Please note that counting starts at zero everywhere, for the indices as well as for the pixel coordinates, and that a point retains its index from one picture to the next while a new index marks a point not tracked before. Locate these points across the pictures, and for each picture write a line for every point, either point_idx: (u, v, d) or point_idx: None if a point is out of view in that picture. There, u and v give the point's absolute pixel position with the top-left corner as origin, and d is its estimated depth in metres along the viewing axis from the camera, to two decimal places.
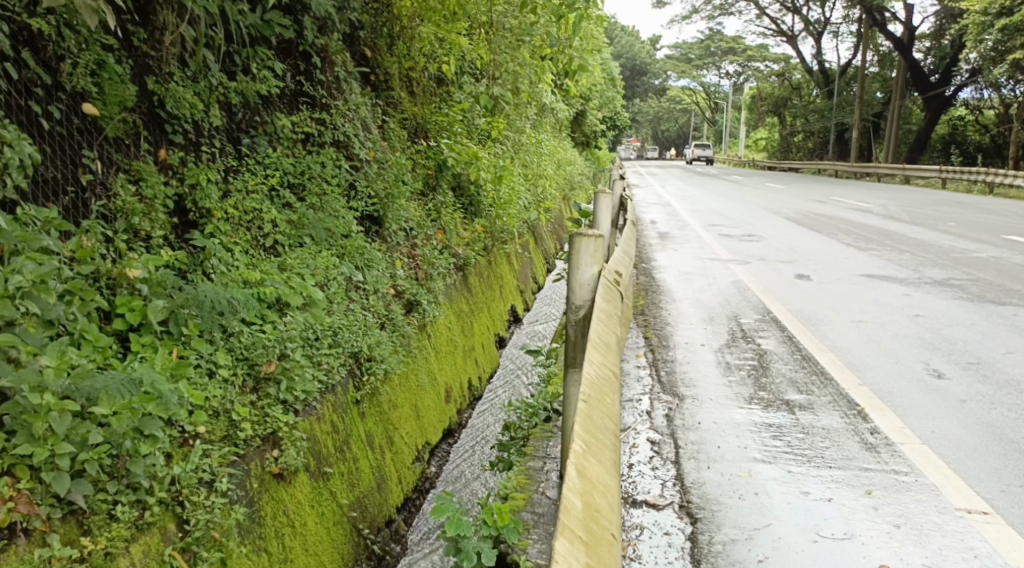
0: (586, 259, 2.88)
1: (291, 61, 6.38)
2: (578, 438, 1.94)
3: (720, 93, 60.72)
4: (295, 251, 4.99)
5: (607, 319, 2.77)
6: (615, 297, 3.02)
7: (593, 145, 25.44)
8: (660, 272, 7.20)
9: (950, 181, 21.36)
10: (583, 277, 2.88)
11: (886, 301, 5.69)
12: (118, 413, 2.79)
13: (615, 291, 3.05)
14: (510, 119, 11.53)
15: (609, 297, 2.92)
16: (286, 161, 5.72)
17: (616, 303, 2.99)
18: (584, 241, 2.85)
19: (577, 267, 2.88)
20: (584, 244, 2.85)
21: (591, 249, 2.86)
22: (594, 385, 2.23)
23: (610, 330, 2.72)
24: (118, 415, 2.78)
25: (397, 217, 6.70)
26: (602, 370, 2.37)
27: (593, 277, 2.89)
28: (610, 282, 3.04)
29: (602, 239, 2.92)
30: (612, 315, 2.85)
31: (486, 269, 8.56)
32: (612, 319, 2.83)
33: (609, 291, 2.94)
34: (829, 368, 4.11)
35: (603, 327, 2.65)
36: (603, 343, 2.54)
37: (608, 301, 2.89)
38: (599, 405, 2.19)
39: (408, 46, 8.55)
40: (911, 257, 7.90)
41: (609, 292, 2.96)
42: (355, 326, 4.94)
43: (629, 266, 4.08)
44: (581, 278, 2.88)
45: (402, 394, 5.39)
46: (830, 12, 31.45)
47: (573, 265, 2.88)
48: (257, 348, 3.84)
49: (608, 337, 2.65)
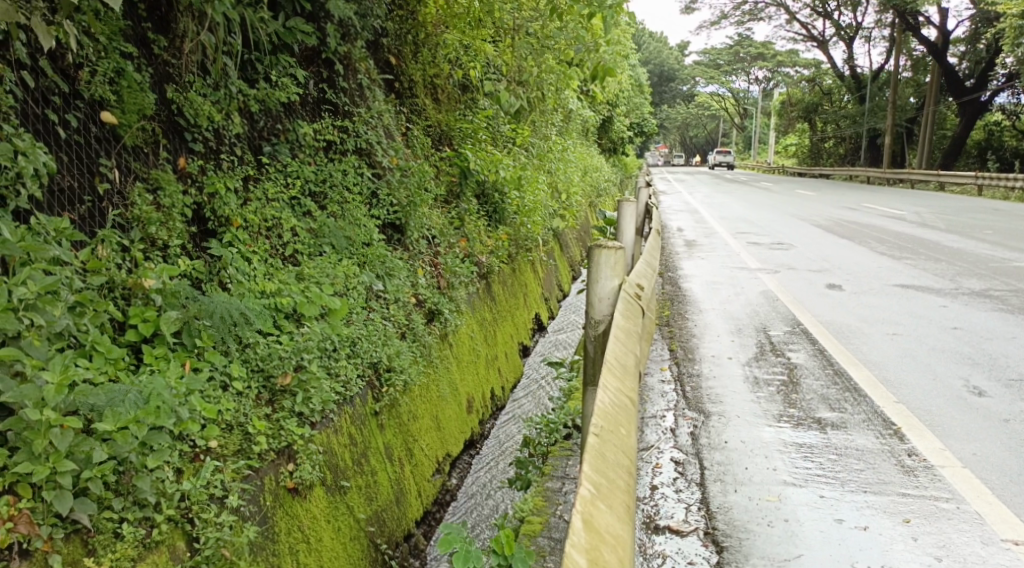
0: (604, 271, 2.78)
1: (314, 69, 6.36)
2: (586, 483, 1.76)
3: (749, 99, 60.16)
4: (315, 260, 4.94)
5: (629, 336, 2.64)
6: (638, 313, 2.89)
7: (620, 152, 25.31)
8: (686, 281, 7.06)
9: (986, 188, 20.87)
10: (602, 290, 2.77)
11: (923, 313, 5.50)
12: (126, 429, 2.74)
13: (637, 305, 2.93)
14: (535, 126, 11.45)
15: (630, 312, 2.80)
16: (308, 169, 5.68)
17: (639, 320, 2.86)
18: (602, 252, 2.75)
19: (595, 280, 2.77)
20: (602, 255, 2.75)
21: (610, 261, 2.75)
22: (607, 421, 2.05)
23: (631, 348, 2.59)
24: (123, 432, 2.73)
25: (418, 225, 6.64)
26: (619, 397, 2.22)
27: (613, 290, 2.78)
28: (633, 297, 2.92)
29: (624, 250, 2.81)
30: (634, 331, 2.72)
31: (510, 277, 8.47)
32: (634, 335, 2.70)
33: (631, 306, 2.82)
34: (863, 385, 3.94)
35: (623, 346, 2.52)
36: (622, 364, 2.40)
37: (630, 317, 2.75)
38: (613, 439, 2.02)
39: (433, 53, 8.59)
40: (948, 266, 7.66)
41: (631, 308, 2.84)
42: (374, 336, 4.88)
43: (654, 276, 3.95)
44: (601, 291, 2.77)
45: (422, 404, 5.30)
46: (862, 16, 30.97)
47: (592, 278, 2.78)
48: (273, 359, 3.78)
49: (629, 356, 2.51)
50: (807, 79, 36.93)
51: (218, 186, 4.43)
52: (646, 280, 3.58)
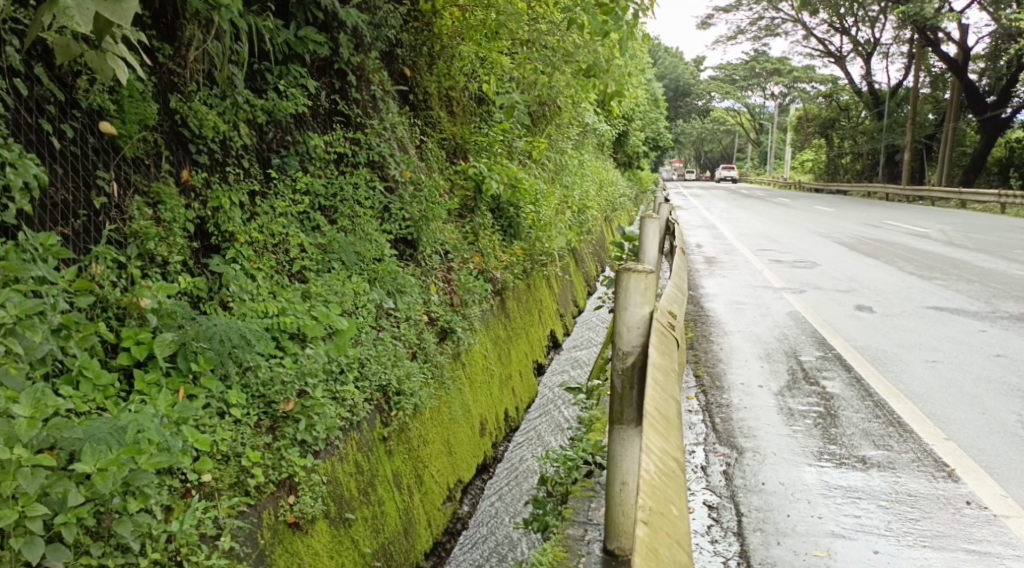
0: (633, 297, 2.54)
1: (326, 79, 6.20)
2: None
3: (765, 114, 59.85)
4: (323, 278, 4.73)
5: (664, 375, 2.40)
6: (671, 343, 2.65)
7: (635, 166, 25.17)
8: (708, 300, 6.81)
9: (1009, 206, 20.47)
10: (631, 317, 2.53)
11: (961, 338, 5.23)
12: (106, 468, 2.51)
13: (669, 335, 2.69)
14: (551, 139, 11.27)
15: (663, 342, 2.57)
16: (318, 182, 5.51)
17: (672, 351, 2.62)
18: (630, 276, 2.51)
19: (623, 307, 2.54)
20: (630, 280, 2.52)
21: (641, 286, 2.53)
22: (655, 506, 1.80)
23: (669, 391, 2.35)
24: (102, 473, 2.50)
25: (431, 240, 6.44)
26: (664, 459, 1.99)
27: (643, 318, 2.54)
28: (665, 325, 2.68)
29: (655, 274, 2.58)
30: (669, 367, 2.49)
31: (525, 294, 8.26)
32: (669, 372, 2.46)
33: (663, 337, 2.58)
34: (907, 419, 3.67)
35: (660, 389, 2.28)
36: (662, 414, 2.17)
37: (664, 351, 2.52)
38: (663, 525, 1.79)
39: (448, 65, 8.41)
40: (982, 288, 7.37)
41: (663, 338, 2.60)
42: (383, 357, 4.66)
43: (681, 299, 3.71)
44: (630, 319, 2.54)
45: (433, 428, 5.08)
46: (881, 32, 30.67)
47: (619, 305, 2.55)
48: (275, 384, 3.58)
49: (667, 399, 2.28)
50: (824, 94, 36.65)
51: (224, 200, 4.25)
52: (675, 304, 3.34)
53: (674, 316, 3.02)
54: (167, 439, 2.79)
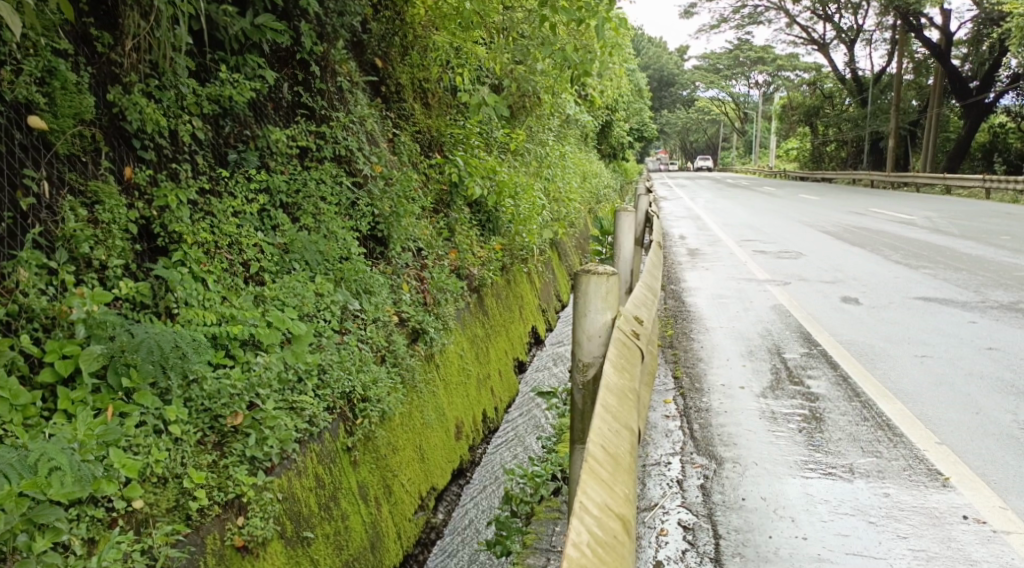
0: (594, 302, 2.35)
1: (288, 71, 5.94)
2: None
3: (750, 103, 59.74)
4: (282, 279, 4.48)
5: (621, 395, 2.19)
6: (635, 356, 2.44)
7: (619, 157, 24.95)
8: (690, 294, 6.61)
9: (993, 191, 20.39)
10: (592, 326, 2.34)
11: (951, 330, 5.03)
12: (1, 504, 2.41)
13: (635, 346, 2.49)
14: (532, 131, 11.01)
15: (625, 356, 2.36)
16: (280, 178, 5.25)
17: (636, 365, 2.41)
18: (591, 278, 2.31)
19: (583, 313, 2.34)
20: (590, 284, 2.32)
21: (601, 290, 2.32)
22: None
23: (623, 423, 2.09)
24: None
25: (402, 237, 6.18)
26: (603, 517, 1.69)
27: (604, 326, 2.35)
28: (629, 337, 2.47)
29: (618, 278, 2.38)
30: (630, 386, 2.28)
31: (504, 290, 8.02)
32: (629, 392, 2.25)
33: (626, 351, 2.37)
34: (897, 422, 3.46)
35: (613, 414, 2.07)
36: (612, 445, 1.95)
37: (626, 368, 2.31)
38: None
39: (422, 56, 8.14)
40: (969, 277, 7.20)
41: (627, 351, 2.40)
42: (348, 362, 4.41)
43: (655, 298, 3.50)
44: (589, 327, 2.35)
45: (404, 434, 4.84)
46: (863, 19, 30.54)
47: (579, 311, 2.35)
48: (222, 396, 3.32)
49: (621, 426, 2.07)
50: (808, 82, 36.52)
51: (170, 198, 4.00)
52: (646, 305, 3.12)
53: (644, 324, 2.81)
54: (83, 466, 2.65)
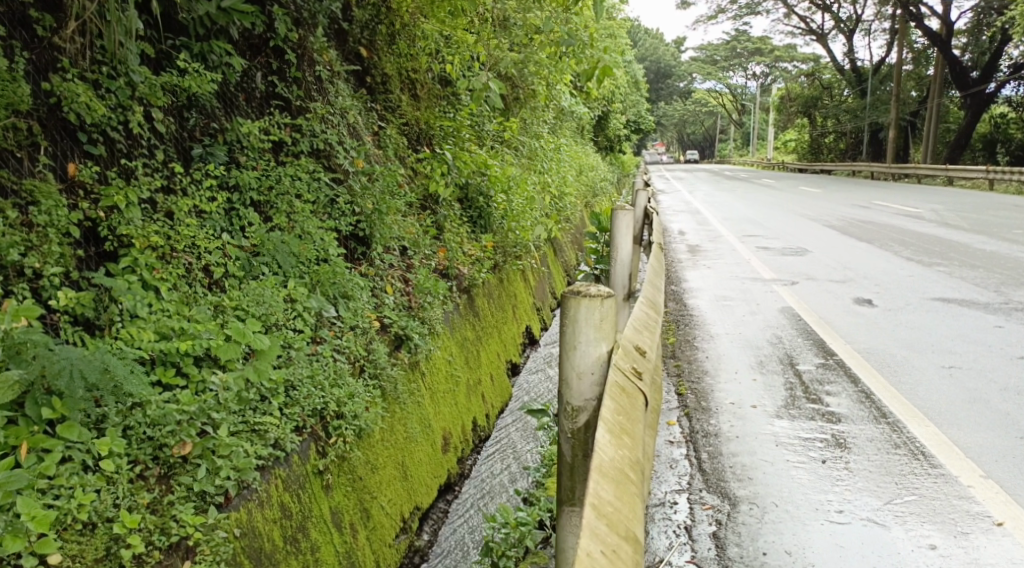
0: (585, 332, 2.09)
1: (261, 59, 5.54)
2: None
3: (747, 95, 59.22)
4: (249, 285, 4.09)
5: (617, 481, 1.87)
6: (631, 404, 2.14)
7: (616, 149, 24.51)
8: (691, 295, 6.24)
9: (996, 182, 20.01)
10: (582, 359, 2.09)
11: (976, 336, 4.67)
12: None
13: (631, 389, 2.16)
14: (525, 123, 10.61)
15: (619, 408, 2.06)
16: (251, 174, 4.86)
17: (636, 421, 2.10)
18: (580, 301, 2.05)
19: (573, 345, 2.10)
20: (580, 309, 2.05)
21: (591, 318, 2.06)
22: None
23: (620, 532, 1.75)
24: None
25: (385, 236, 5.79)
26: None
27: (598, 358, 2.09)
28: (624, 379, 2.17)
29: (612, 302, 2.07)
30: (625, 458, 1.96)
31: (497, 289, 7.64)
32: (627, 470, 1.93)
33: (620, 402, 2.06)
34: (932, 450, 3.11)
35: (606, 523, 1.73)
36: None
37: (620, 432, 1.99)
38: None
39: (409, 45, 7.73)
40: (987, 274, 6.83)
41: (622, 403, 2.09)
42: (320, 377, 4.02)
43: (656, 312, 3.13)
44: (581, 362, 2.10)
45: (384, 451, 4.46)
46: (863, 9, 30.06)
47: (568, 342, 2.10)
48: (168, 422, 2.93)
49: (618, 538, 1.73)
50: (806, 74, 36.20)
51: (118, 198, 3.61)
52: (645, 324, 2.76)
53: (648, 352, 2.49)
54: None
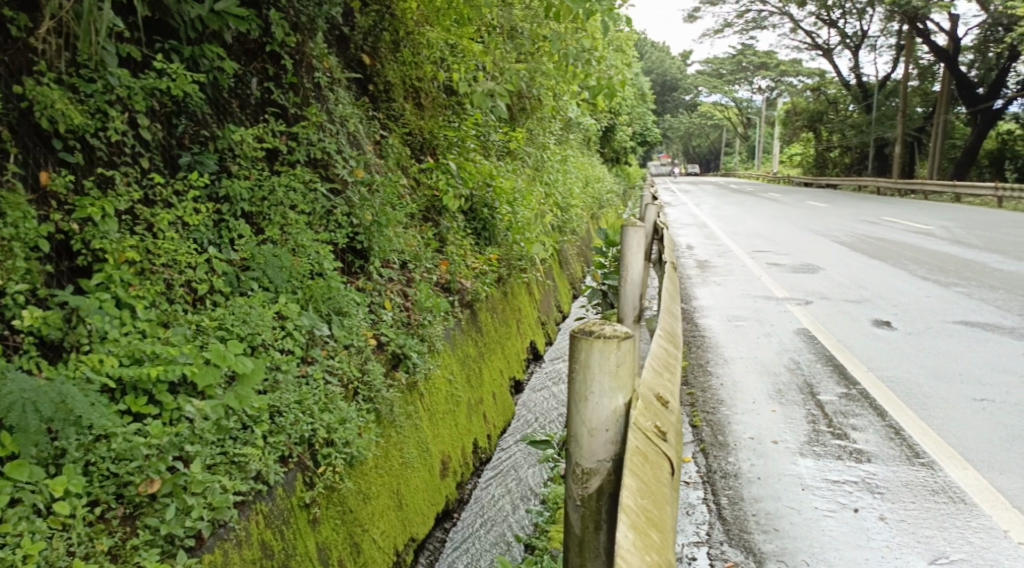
0: (599, 382, 1.97)
1: (257, 64, 5.33)
2: None
3: (753, 108, 59.09)
4: (237, 303, 3.86)
5: None
6: (653, 475, 2.01)
7: (622, 161, 24.32)
8: (702, 314, 6.01)
9: (1005, 200, 19.77)
10: (596, 413, 1.97)
11: (1005, 363, 4.43)
12: None
13: (654, 462, 2.03)
14: (531, 134, 10.38)
15: (642, 489, 1.93)
16: (244, 185, 4.62)
17: (661, 506, 1.96)
18: (593, 346, 1.93)
19: (584, 397, 1.97)
20: (592, 352, 1.93)
21: (604, 369, 1.94)
22: None
23: None
24: None
25: (384, 249, 5.56)
26: None
27: (610, 411, 1.98)
28: (646, 444, 2.03)
29: (632, 352, 1.95)
30: (653, 562, 1.83)
31: (501, 304, 7.40)
32: None
33: (643, 484, 1.94)
34: (973, 498, 2.91)
35: None
36: None
37: (645, 528, 1.87)
38: None
39: (415, 53, 7.54)
40: (1009, 296, 6.58)
41: (643, 477, 1.97)
42: (309, 402, 3.76)
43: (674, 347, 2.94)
44: (592, 415, 1.98)
45: (378, 478, 4.19)
46: (871, 24, 29.88)
47: (579, 393, 1.97)
48: (134, 458, 2.76)
49: None
50: (813, 88, 36.05)
51: (93, 209, 3.37)
52: (663, 364, 2.58)
53: (669, 400, 2.34)
54: None
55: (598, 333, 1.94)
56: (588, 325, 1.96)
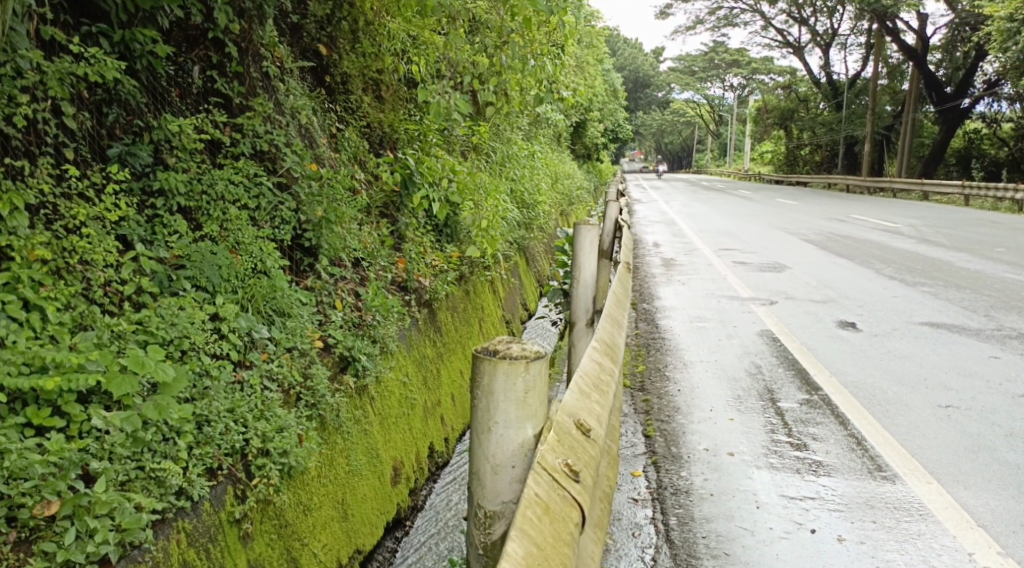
0: (504, 413, 1.97)
1: (199, 52, 5.05)
2: None
3: (724, 106, 59.39)
4: (166, 303, 3.62)
5: None
6: (551, 530, 1.89)
7: (593, 158, 24.18)
8: (665, 315, 5.86)
9: (971, 198, 19.96)
10: (500, 445, 1.98)
11: (970, 367, 4.34)
12: None
13: (551, 520, 1.90)
14: (497, 129, 10.15)
15: (532, 554, 1.79)
16: (179, 176, 4.33)
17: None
18: (497, 369, 1.93)
19: (488, 427, 1.98)
20: (497, 378, 1.94)
21: (509, 397, 1.94)
22: None
23: None
24: None
25: (335, 246, 5.30)
26: None
27: (515, 443, 1.98)
28: (546, 495, 1.93)
29: (537, 380, 1.96)
30: None
31: (462, 303, 7.19)
32: None
33: (532, 549, 1.80)
34: (936, 515, 2.78)
35: None
36: None
37: None
38: None
39: (376, 44, 7.03)
40: (974, 296, 6.52)
41: (533, 537, 1.83)
42: (242, 411, 3.52)
43: (612, 362, 2.88)
44: (496, 446, 1.98)
45: (320, 488, 3.93)
46: (840, 24, 30.06)
47: (483, 422, 1.97)
48: (29, 476, 2.59)
49: None
50: (783, 86, 36.23)
51: None
52: (595, 387, 2.52)
53: (586, 429, 2.25)
54: None
55: (503, 354, 1.95)
56: (492, 346, 1.97)
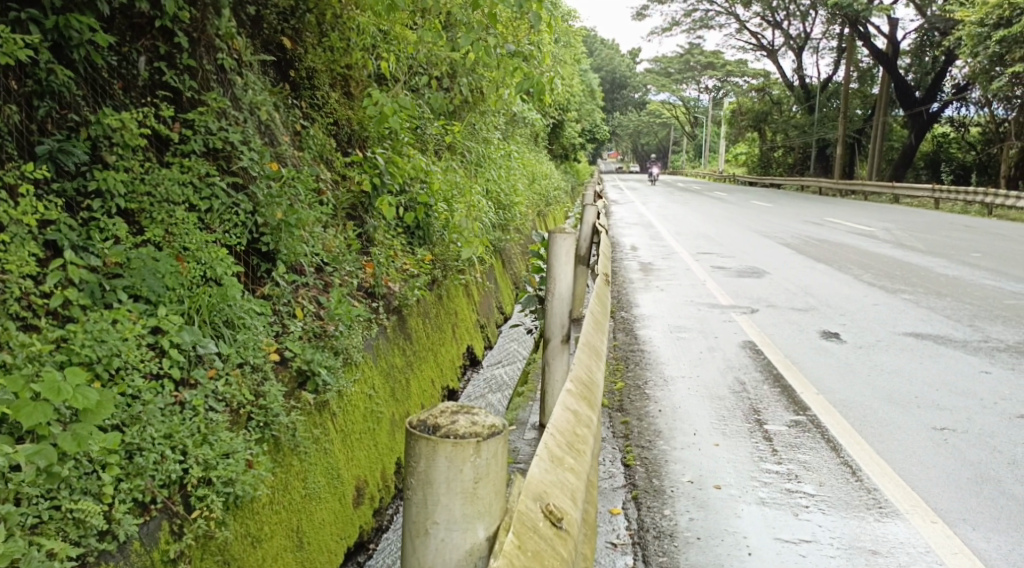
0: (448, 513, 1.69)
1: (146, 42, 4.70)
2: None
3: (699, 108, 59.57)
4: (93, 317, 3.27)
5: None
6: None
7: (570, 158, 23.94)
8: (644, 324, 5.60)
9: (941, 201, 20.02)
10: (443, 549, 1.70)
11: (963, 384, 4.13)
12: None
13: None
14: (471, 128, 9.83)
15: None
16: (118, 175, 3.96)
17: None
18: (437, 453, 1.65)
19: (425, 528, 1.70)
20: (437, 464, 1.66)
21: (452, 491, 1.67)
22: None
23: None
24: None
25: (295, 250, 4.94)
26: None
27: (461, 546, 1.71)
28: None
29: (487, 467, 1.68)
30: None
31: (433, 308, 6.87)
32: None
33: None
34: (943, 560, 2.55)
35: None
36: None
37: None
38: None
39: (344, 40, 6.70)
40: (956, 305, 6.36)
41: None
42: (180, 436, 3.15)
43: (589, 413, 2.63)
44: (438, 550, 1.71)
45: (271, 516, 3.54)
46: (814, 27, 30.17)
47: (420, 521, 1.70)
48: None
49: None
50: (757, 88, 36.31)
51: None
52: (566, 448, 2.28)
53: (558, 518, 1.96)
54: None
55: (445, 431, 1.66)
56: (432, 421, 1.69)
